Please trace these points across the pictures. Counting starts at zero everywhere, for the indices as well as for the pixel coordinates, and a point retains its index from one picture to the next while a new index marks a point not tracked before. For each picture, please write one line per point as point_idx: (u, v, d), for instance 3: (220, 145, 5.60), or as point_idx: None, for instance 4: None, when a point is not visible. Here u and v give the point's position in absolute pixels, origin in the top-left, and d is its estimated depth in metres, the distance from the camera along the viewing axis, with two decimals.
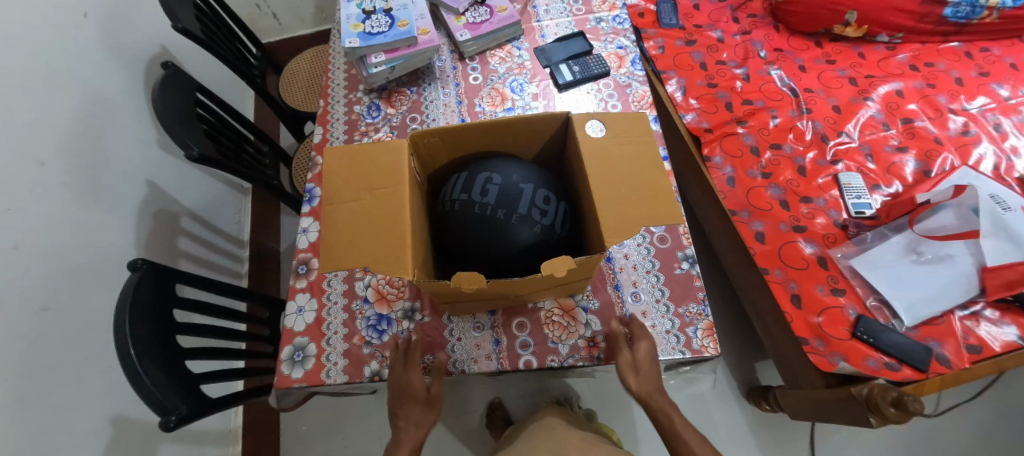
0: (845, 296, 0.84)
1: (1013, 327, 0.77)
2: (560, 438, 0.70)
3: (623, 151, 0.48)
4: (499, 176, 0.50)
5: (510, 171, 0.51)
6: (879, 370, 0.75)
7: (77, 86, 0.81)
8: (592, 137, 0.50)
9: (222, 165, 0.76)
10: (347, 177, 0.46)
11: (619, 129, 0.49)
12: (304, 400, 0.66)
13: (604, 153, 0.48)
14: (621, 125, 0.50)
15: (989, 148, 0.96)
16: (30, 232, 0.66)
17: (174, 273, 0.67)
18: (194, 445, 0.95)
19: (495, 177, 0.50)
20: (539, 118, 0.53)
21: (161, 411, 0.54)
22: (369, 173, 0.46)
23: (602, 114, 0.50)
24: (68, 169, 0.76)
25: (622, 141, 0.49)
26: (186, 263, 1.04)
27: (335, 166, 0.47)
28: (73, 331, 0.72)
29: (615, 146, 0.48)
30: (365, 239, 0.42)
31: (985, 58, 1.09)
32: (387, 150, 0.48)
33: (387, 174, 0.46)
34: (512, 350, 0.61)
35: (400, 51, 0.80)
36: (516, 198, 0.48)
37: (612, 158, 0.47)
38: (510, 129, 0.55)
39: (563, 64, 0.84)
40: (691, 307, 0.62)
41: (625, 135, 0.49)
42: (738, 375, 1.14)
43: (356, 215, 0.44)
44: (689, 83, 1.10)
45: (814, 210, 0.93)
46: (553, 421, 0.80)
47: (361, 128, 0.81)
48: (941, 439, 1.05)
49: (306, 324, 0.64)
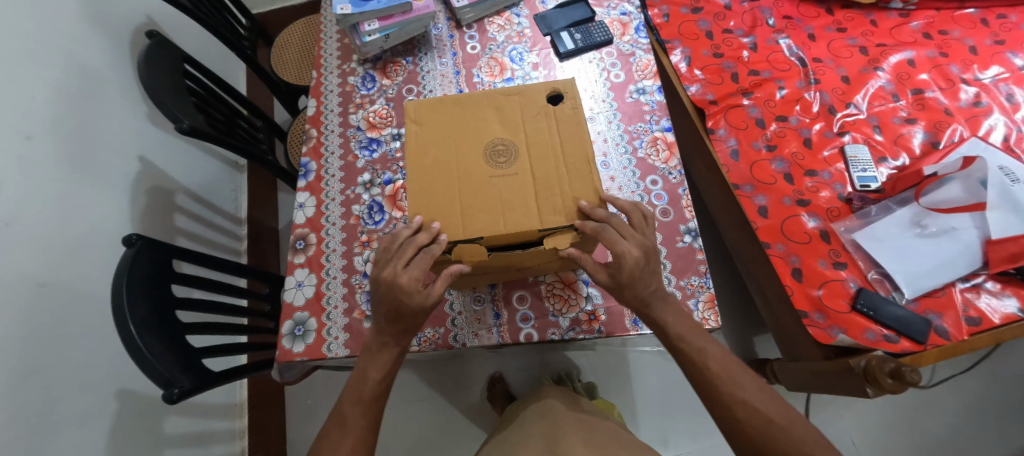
0: (846, 269, 0.83)
1: (1014, 299, 0.77)
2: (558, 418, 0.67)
3: (571, 132, 0.51)
4: (498, 170, 0.50)
5: (506, 162, 0.51)
6: (878, 342, 0.75)
7: (57, 56, 0.78)
8: (558, 118, 0.52)
9: (214, 138, 0.74)
10: (430, 175, 0.51)
11: (562, 115, 0.52)
12: (307, 373, 0.67)
13: (564, 137, 0.51)
14: (565, 114, 0.52)
15: (1000, 120, 0.94)
16: (20, 208, 0.65)
17: (173, 248, 0.66)
18: (199, 419, 0.97)
19: (494, 170, 0.50)
20: (527, 108, 0.54)
21: (164, 384, 0.53)
22: (433, 172, 0.51)
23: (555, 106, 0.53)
24: (56, 144, 0.74)
25: (565, 124, 0.52)
26: (183, 240, 1.03)
27: (428, 156, 0.52)
28: (71, 308, 0.72)
29: (565, 128, 0.52)
30: (474, 209, 0.48)
31: (1001, 25, 1.05)
32: (424, 152, 0.52)
33: (430, 170, 0.51)
34: (513, 324, 0.61)
35: (394, 18, 0.76)
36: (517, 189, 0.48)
37: (545, 128, 0.52)
38: (499, 112, 0.54)
39: (565, 32, 0.80)
40: (693, 279, 0.61)
41: (564, 117, 0.52)
42: (736, 348, 1.15)
43: (473, 188, 0.49)
44: (694, 52, 1.06)
45: (818, 183, 0.92)
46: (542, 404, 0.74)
47: (356, 100, 0.79)
48: (933, 408, 1.08)
49: (306, 298, 0.64)
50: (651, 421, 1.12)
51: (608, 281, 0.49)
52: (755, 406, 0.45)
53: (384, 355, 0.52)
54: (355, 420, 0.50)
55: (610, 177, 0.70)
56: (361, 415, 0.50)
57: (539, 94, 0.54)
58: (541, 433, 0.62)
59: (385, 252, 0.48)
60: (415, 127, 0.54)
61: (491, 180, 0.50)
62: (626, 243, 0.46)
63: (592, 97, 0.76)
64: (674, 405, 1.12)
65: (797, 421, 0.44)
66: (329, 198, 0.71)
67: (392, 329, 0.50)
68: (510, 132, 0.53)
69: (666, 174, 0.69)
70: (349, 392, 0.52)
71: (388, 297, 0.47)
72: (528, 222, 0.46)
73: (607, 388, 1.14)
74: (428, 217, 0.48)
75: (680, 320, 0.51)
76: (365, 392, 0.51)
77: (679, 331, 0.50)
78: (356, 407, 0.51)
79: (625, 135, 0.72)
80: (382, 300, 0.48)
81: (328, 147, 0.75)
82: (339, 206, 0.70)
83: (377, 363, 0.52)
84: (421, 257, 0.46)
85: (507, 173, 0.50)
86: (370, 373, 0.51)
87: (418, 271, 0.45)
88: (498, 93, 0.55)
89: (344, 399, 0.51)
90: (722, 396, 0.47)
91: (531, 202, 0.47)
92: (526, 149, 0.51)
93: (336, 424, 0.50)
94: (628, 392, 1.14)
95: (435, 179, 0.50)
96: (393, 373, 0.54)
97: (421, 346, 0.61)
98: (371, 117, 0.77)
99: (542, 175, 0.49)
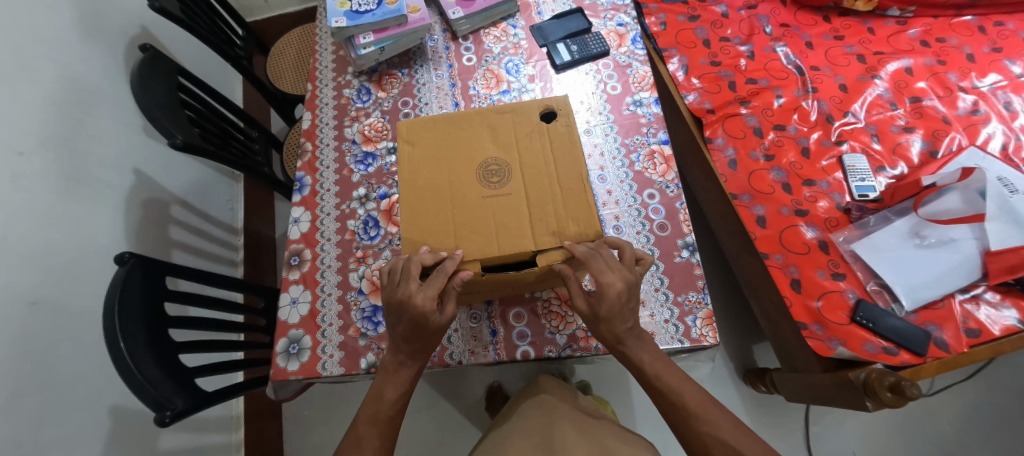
0: (845, 280, 0.83)
1: (1013, 311, 0.77)
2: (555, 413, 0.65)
3: (566, 151, 0.51)
4: (490, 189, 0.50)
5: (499, 182, 0.50)
6: (878, 355, 0.75)
7: (50, 69, 0.78)
8: (552, 136, 0.52)
9: (208, 152, 0.73)
10: (423, 196, 0.50)
11: (556, 134, 0.52)
12: (303, 390, 0.66)
13: (559, 156, 0.51)
14: (559, 132, 0.52)
15: (999, 128, 0.94)
16: (12, 225, 0.65)
17: (165, 265, 0.64)
18: (195, 433, 0.96)
19: (487, 190, 0.50)
20: (521, 126, 0.53)
21: (156, 407, 0.52)
22: (426, 194, 0.50)
23: (549, 125, 0.53)
24: (49, 159, 0.73)
25: (559, 144, 0.51)
26: (179, 253, 1.02)
27: (421, 177, 0.51)
28: (64, 325, 0.71)
29: (560, 147, 0.51)
30: (469, 230, 0.47)
31: (998, 32, 1.05)
32: (417, 173, 0.52)
33: (423, 191, 0.51)
34: (509, 341, 0.61)
35: (389, 31, 0.76)
36: (511, 210, 0.48)
37: (539, 147, 0.52)
38: (492, 131, 0.54)
39: (561, 43, 0.80)
40: (691, 295, 0.61)
41: (558, 136, 0.52)
42: (736, 357, 1.14)
43: (466, 209, 0.49)
44: (691, 61, 1.06)
45: (816, 194, 0.91)
46: (541, 397, 0.73)
47: (351, 113, 0.78)
48: (933, 415, 1.08)
49: (300, 316, 0.63)
50: (649, 429, 1.11)
51: (586, 308, 0.47)
52: (732, 446, 0.46)
53: (400, 375, 0.51)
54: (371, 442, 0.49)
55: (607, 191, 0.69)
56: (378, 435, 0.50)
57: (533, 113, 0.54)
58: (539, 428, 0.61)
59: (394, 273, 0.47)
60: (408, 148, 0.53)
61: (485, 200, 0.49)
62: (610, 274, 0.44)
63: (589, 109, 0.76)
64: None
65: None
66: (324, 213, 0.71)
67: (407, 347, 0.49)
68: (503, 151, 0.52)
69: (663, 188, 0.68)
70: (365, 411, 0.51)
71: (404, 315, 0.45)
72: (521, 243, 0.46)
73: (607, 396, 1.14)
74: (429, 244, 0.48)
75: (656, 360, 0.50)
76: (382, 412, 0.50)
77: (653, 373, 0.50)
78: (371, 425, 0.50)
79: (621, 148, 0.72)
80: (398, 319, 0.47)
81: (323, 161, 0.75)
82: (334, 221, 0.70)
83: (393, 383, 0.51)
84: (435, 274, 0.44)
85: (500, 193, 0.49)
86: (385, 392, 0.51)
87: (434, 291, 0.43)
88: (491, 111, 0.55)
89: (361, 418, 0.51)
90: (700, 435, 0.48)
91: (524, 222, 0.47)
92: (520, 168, 0.51)
93: (351, 442, 0.49)
94: (627, 401, 1.14)
95: (428, 201, 0.50)
96: (409, 393, 0.52)
97: None
98: (367, 130, 0.77)
99: (535, 195, 0.49)
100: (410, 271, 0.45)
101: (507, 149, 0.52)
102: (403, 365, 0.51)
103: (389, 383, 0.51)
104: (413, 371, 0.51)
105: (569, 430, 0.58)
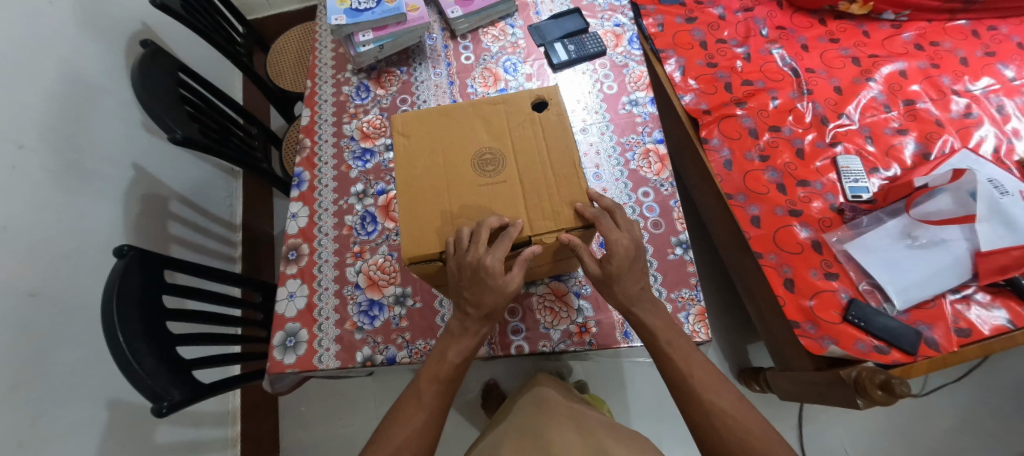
0: (837, 280, 0.84)
1: (1003, 311, 0.77)
2: (554, 413, 0.64)
3: (559, 139, 0.51)
4: (486, 177, 0.51)
5: (494, 171, 0.51)
6: (868, 354, 0.75)
7: (52, 65, 0.78)
8: (545, 125, 0.52)
9: (208, 147, 0.74)
10: (418, 186, 0.51)
11: (549, 122, 0.52)
12: (299, 383, 0.67)
13: (552, 144, 0.51)
14: (551, 121, 0.52)
15: (991, 131, 0.95)
16: (12, 217, 0.65)
17: (164, 258, 0.65)
18: (192, 427, 0.96)
19: (483, 178, 0.51)
20: (513, 116, 0.54)
21: (153, 397, 0.53)
22: (422, 185, 0.51)
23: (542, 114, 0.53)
24: (49, 152, 0.74)
25: (552, 131, 0.52)
26: (176, 248, 1.03)
27: (417, 169, 0.52)
28: (63, 317, 0.71)
29: (552, 135, 0.52)
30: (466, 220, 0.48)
31: (992, 36, 1.06)
32: (413, 166, 0.52)
33: (419, 182, 0.51)
34: (503, 336, 0.61)
35: (388, 29, 0.77)
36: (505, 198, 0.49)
37: (531, 136, 0.52)
38: (486, 122, 0.54)
39: (558, 43, 0.81)
40: (684, 292, 0.61)
41: (550, 124, 0.52)
42: (730, 356, 1.15)
43: (462, 197, 0.50)
44: (688, 62, 1.07)
45: (810, 194, 0.92)
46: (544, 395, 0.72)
47: (349, 109, 0.79)
48: (925, 416, 1.08)
49: (297, 310, 0.64)
50: (646, 426, 1.12)
51: (598, 273, 0.48)
52: (734, 416, 0.46)
53: (462, 340, 0.50)
54: (430, 398, 0.50)
55: (603, 189, 0.70)
56: (436, 393, 0.50)
57: (527, 104, 0.54)
58: (534, 429, 0.59)
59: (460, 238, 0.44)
60: (403, 140, 0.54)
61: (480, 189, 0.50)
62: (617, 232, 0.46)
63: (585, 108, 0.76)
64: (669, 413, 1.13)
65: (770, 432, 0.45)
66: (322, 208, 0.71)
67: (472, 314, 0.48)
68: (497, 140, 0.53)
69: (657, 186, 0.69)
70: (426, 370, 0.51)
71: (473, 282, 0.44)
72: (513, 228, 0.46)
73: (603, 394, 1.15)
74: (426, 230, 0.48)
75: (670, 329, 0.51)
76: (442, 373, 0.50)
77: (666, 338, 0.50)
78: (430, 384, 0.50)
79: (617, 147, 0.73)
80: (463, 285, 0.46)
81: (322, 157, 0.75)
82: (332, 216, 0.71)
83: (456, 347, 0.51)
84: (501, 239, 0.44)
85: (495, 181, 0.50)
86: (447, 354, 0.51)
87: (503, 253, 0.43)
88: (484, 103, 0.56)
89: (421, 375, 0.51)
90: (702, 404, 0.48)
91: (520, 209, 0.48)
92: (514, 157, 0.51)
93: (410, 396, 0.51)
94: (622, 398, 1.15)
95: (422, 192, 0.50)
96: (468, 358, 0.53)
97: (413, 358, 0.60)
98: (365, 126, 0.77)
99: (530, 181, 0.49)
100: (477, 235, 0.44)
101: (500, 139, 0.53)
102: (462, 332, 0.50)
103: (453, 345, 0.51)
104: (474, 340, 0.51)
105: (568, 431, 0.57)
